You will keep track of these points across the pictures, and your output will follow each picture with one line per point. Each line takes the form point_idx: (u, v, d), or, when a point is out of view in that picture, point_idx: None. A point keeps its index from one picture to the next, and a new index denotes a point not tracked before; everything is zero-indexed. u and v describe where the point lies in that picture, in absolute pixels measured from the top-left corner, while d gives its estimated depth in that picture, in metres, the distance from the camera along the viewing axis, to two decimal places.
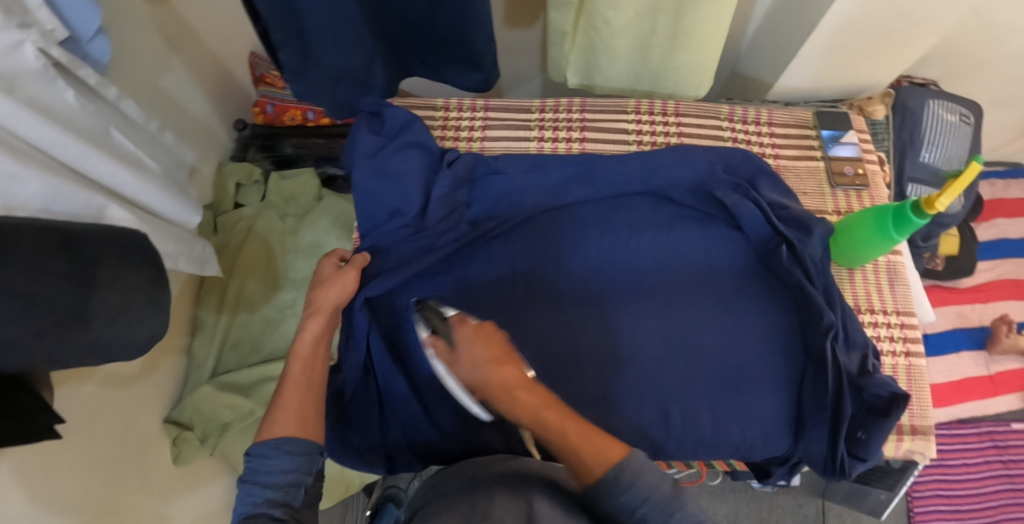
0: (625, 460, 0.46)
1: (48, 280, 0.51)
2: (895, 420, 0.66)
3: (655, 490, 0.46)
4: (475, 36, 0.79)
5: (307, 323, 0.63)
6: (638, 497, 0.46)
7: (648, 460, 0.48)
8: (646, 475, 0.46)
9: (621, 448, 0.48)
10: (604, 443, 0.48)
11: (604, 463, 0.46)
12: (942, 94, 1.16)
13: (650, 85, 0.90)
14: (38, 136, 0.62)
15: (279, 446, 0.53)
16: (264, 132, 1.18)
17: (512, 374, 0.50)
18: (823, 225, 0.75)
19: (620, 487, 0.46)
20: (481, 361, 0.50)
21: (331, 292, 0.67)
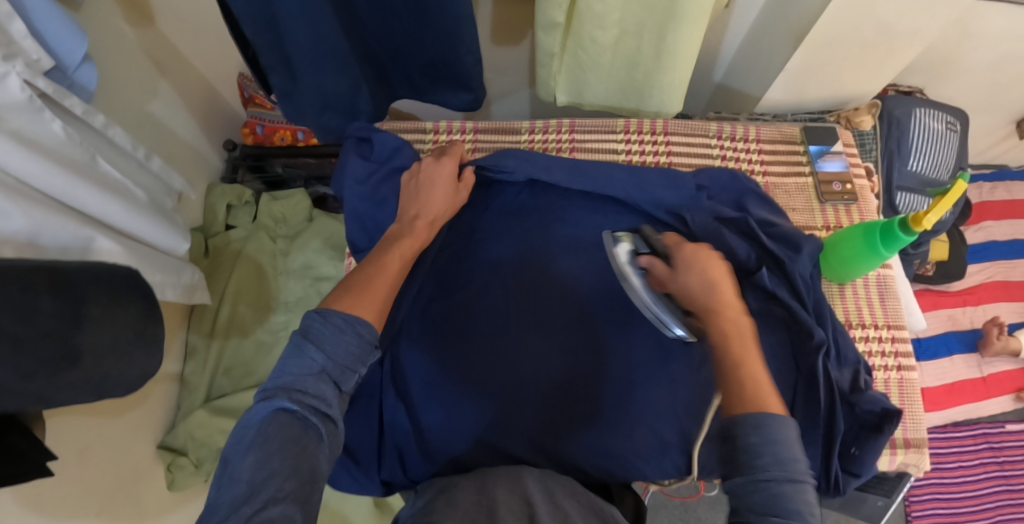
0: (776, 415, 0.44)
1: (36, 321, 0.50)
2: (888, 436, 0.67)
3: (786, 456, 0.43)
4: (462, 57, 0.79)
5: (416, 232, 0.71)
6: (764, 443, 0.43)
7: (799, 440, 0.44)
8: (789, 439, 0.43)
9: (779, 408, 0.45)
10: (758, 395, 0.46)
11: (755, 408, 0.46)
12: (928, 102, 1.17)
13: (636, 103, 0.90)
14: (25, 169, 0.61)
15: (352, 324, 0.53)
16: (253, 152, 1.17)
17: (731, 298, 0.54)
18: (811, 242, 0.77)
19: (755, 427, 0.44)
20: (697, 282, 0.56)
21: (435, 207, 0.74)
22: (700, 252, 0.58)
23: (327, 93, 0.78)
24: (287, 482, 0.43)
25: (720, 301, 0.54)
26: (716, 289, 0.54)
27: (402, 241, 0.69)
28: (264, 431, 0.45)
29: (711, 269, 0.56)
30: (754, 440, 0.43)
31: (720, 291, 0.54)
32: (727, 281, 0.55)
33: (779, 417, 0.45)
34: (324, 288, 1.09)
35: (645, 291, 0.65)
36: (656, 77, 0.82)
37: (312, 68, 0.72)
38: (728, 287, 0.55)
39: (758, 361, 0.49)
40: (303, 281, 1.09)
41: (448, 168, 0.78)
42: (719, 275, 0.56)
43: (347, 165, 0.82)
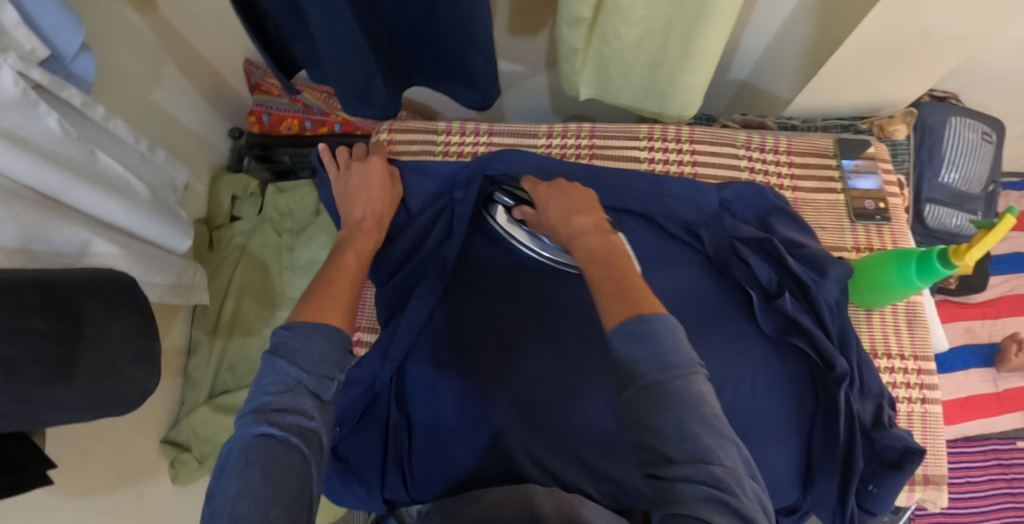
0: (651, 313, 0.45)
1: (30, 342, 0.48)
2: (908, 474, 0.64)
3: (668, 352, 0.43)
4: (474, 56, 0.74)
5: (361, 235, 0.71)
6: (643, 348, 0.44)
7: (683, 334, 0.45)
8: (668, 335, 0.44)
9: (661, 308, 0.47)
10: (640, 300, 0.48)
11: (631, 311, 0.47)
12: (964, 110, 1.12)
13: (658, 105, 0.85)
14: (15, 169, 0.57)
15: (320, 331, 0.49)
16: (259, 141, 1.15)
17: (589, 221, 0.60)
18: (841, 267, 0.71)
19: (630, 332, 0.45)
20: (565, 212, 0.62)
21: (376, 205, 0.77)
22: (563, 193, 0.65)
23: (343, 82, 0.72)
24: (271, 510, 0.39)
25: (580, 226, 0.60)
26: (574, 218, 0.61)
27: (355, 240, 0.70)
28: (245, 457, 0.42)
29: (569, 199, 0.64)
30: (627, 348, 0.44)
31: (577, 219, 0.61)
32: (584, 211, 0.62)
33: (657, 314, 0.46)
34: None
35: (531, 240, 0.75)
36: (678, 80, 0.77)
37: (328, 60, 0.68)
38: (586, 213, 0.61)
39: (633, 271, 0.53)
40: (308, 277, 1.06)
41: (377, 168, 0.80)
42: (578, 205, 0.63)
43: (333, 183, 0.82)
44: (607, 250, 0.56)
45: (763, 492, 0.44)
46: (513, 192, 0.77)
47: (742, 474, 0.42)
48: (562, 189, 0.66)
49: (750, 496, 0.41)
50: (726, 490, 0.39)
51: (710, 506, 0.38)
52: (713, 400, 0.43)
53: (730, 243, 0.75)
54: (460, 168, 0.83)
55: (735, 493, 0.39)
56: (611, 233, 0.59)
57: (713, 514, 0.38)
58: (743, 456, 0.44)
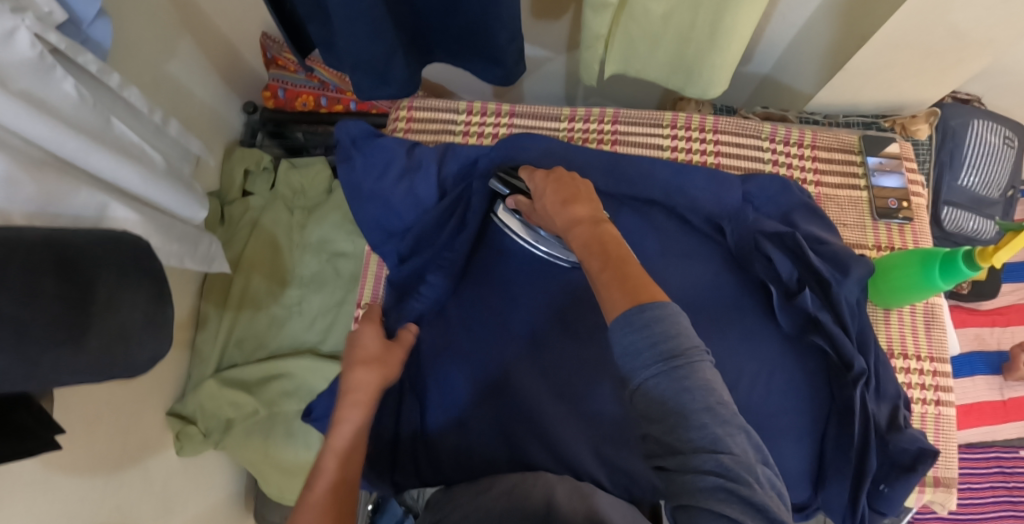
0: (650, 302, 0.43)
1: (42, 303, 0.48)
2: (920, 475, 0.63)
3: (667, 340, 0.41)
4: (497, 32, 0.73)
5: (346, 413, 0.59)
6: (642, 340, 0.42)
7: (684, 318, 0.42)
8: (665, 322, 0.41)
9: (662, 296, 0.44)
10: (639, 287, 0.45)
11: (631, 302, 0.44)
12: (988, 113, 1.10)
13: (683, 82, 0.83)
14: (34, 132, 0.57)
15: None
16: (274, 117, 1.14)
17: (581, 210, 0.55)
18: (862, 265, 0.70)
19: (628, 324, 0.42)
20: (555, 201, 0.58)
21: (370, 373, 0.63)
22: (557, 179, 0.60)
23: (361, 56, 0.70)
24: None
25: (576, 214, 0.55)
26: (567, 206, 0.56)
27: (334, 435, 0.57)
28: None
29: (560, 188, 0.59)
30: (622, 338, 0.43)
31: (574, 207, 0.56)
32: (580, 199, 0.57)
33: (658, 302, 0.43)
34: (339, 264, 1.06)
35: (524, 231, 0.73)
36: (705, 58, 0.75)
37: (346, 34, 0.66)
38: (581, 201, 0.56)
39: (633, 261, 0.49)
40: (318, 256, 1.06)
41: (376, 331, 0.69)
42: (573, 192, 0.58)
43: (354, 167, 0.79)
44: (602, 239, 0.51)
45: (777, 476, 0.42)
46: (508, 179, 0.72)
47: (754, 462, 0.40)
48: (557, 175, 0.61)
49: (762, 483, 0.39)
50: (736, 481, 0.38)
51: (718, 497, 0.38)
52: (718, 388, 0.40)
53: (753, 237, 0.74)
54: (482, 153, 0.80)
55: (746, 482, 0.38)
56: (606, 221, 0.54)
57: (721, 505, 0.37)
58: (754, 441, 0.42)
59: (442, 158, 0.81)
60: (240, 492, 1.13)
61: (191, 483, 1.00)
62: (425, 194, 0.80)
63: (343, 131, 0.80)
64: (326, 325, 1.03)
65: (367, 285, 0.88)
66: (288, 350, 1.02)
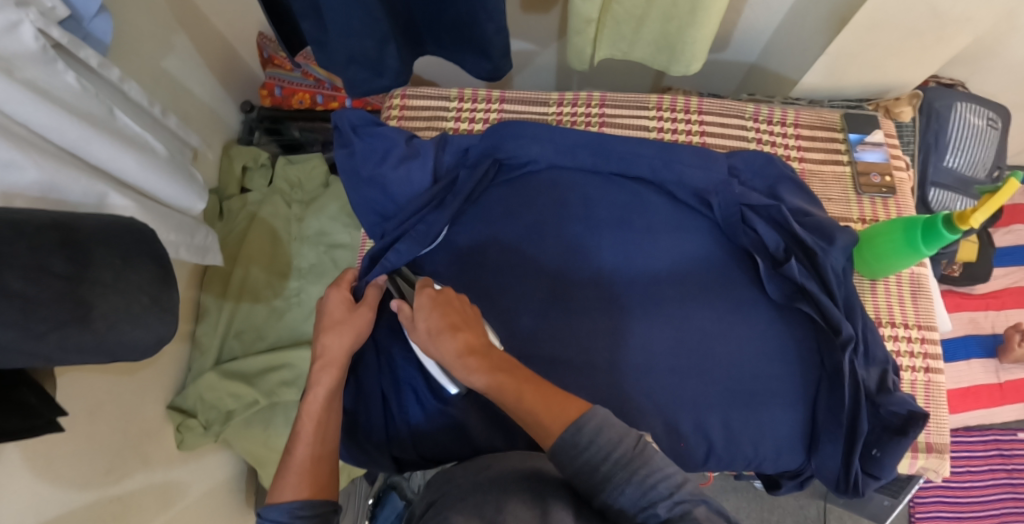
0: (583, 416, 0.47)
1: (47, 281, 0.49)
2: (911, 439, 0.65)
3: (615, 448, 0.45)
4: (485, 23, 0.75)
5: (320, 378, 0.62)
6: (600, 452, 0.45)
7: (614, 419, 0.48)
8: (606, 428, 0.46)
9: (582, 403, 0.49)
10: (560, 402, 0.50)
11: (561, 423, 0.48)
12: (970, 96, 1.12)
13: (667, 60, 0.86)
14: (36, 120, 0.59)
15: (294, 509, 0.53)
16: (270, 114, 1.18)
17: (468, 338, 0.55)
18: (847, 235, 0.72)
19: (578, 444, 0.46)
20: (436, 327, 0.56)
21: (341, 338, 0.63)
22: (440, 301, 0.58)
23: (354, 48, 0.72)
24: None
25: (461, 344, 0.54)
26: (454, 337, 0.55)
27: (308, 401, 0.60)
28: None
29: (445, 314, 0.57)
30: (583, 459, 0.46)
31: (460, 335, 0.55)
32: (459, 326, 0.56)
33: (586, 411, 0.48)
34: (337, 255, 1.07)
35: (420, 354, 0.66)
36: (685, 33, 0.78)
37: (343, 27, 0.68)
38: (459, 330, 0.56)
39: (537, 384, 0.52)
40: (316, 248, 1.08)
41: (339, 294, 0.66)
42: (457, 320, 0.57)
43: (354, 154, 0.78)
44: (505, 371, 0.53)
45: None
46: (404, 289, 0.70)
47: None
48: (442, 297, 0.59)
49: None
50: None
51: None
52: (669, 468, 0.45)
53: (738, 210, 0.76)
54: (473, 142, 0.82)
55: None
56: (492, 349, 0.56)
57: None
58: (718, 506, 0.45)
59: (437, 147, 0.82)
60: (241, 485, 1.14)
61: (193, 476, 1.00)
62: (420, 180, 0.79)
63: (342, 118, 0.79)
64: None
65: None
66: (287, 341, 1.03)
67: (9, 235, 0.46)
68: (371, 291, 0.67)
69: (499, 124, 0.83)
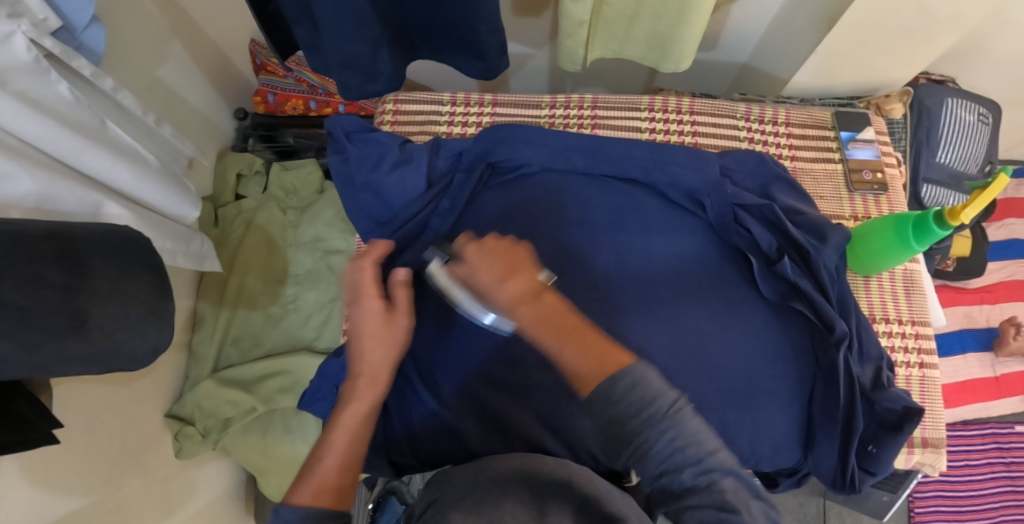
0: (623, 370, 0.45)
1: (44, 293, 0.49)
2: (906, 434, 0.66)
3: (650, 404, 0.44)
4: (478, 27, 0.75)
5: (359, 392, 0.54)
6: (632, 406, 0.44)
7: (655, 375, 0.45)
8: (646, 385, 0.44)
9: (627, 356, 0.46)
10: (604, 355, 0.46)
11: (602, 376, 0.45)
12: (961, 92, 1.13)
13: (658, 59, 0.87)
14: (30, 132, 0.59)
15: (310, 516, 0.46)
16: (264, 121, 1.17)
17: (520, 286, 0.50)
18: (840, 233, 0.73)
19: (613, 395, 0.44)
20: (490, 275, 0.51)
21: (378, 350, 0.55)
22: (488, 249, 0.53)
23: (349, 53, 0.72)
24: None
25: (513, 292, 0.50)
26: (504, 282, 0.51)
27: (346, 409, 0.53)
28: None
29: (496, 260, 0.52)
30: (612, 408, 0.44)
31: (511, 282, 0.50)
32: (512, 271, 0.51)
33: (627, 366, 0.45)
34: (333, 261, 1.07)
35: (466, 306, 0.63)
36: (677, 32, 0.79)
37: (336, 33, 0.68)
38: (515, 275, 0.51)
39: (586, 334, 0.48)
40: (312, 254, 1.08)
41: (377, 301, 0.56)
42: (509, 264, 0.52)
43: (348, 160, 0.79)
44: (556, 320, 0.49)
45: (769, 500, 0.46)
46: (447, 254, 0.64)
47: (744, 495, 0.44)
48: (488, 245, 0.53)
49: (755, 510, 0.44)
50: (730, 509, 0.43)
51: None
52: (701, 435, 0.44)
53: (731, 210, 0.77)
54: (467, 146, 0.82)
55: (739, 512, 0.42)
56: (548, 292, 0.51)
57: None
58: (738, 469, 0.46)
59: (432, 152, 0.82)
60: (240, 493, 1.14)
61: (191, 484, 1.00)
62: (415, 184, 0.79)
63: (335, 125, 0.80)
64: (322, 321, 1.04)
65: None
66: (284, 348, 1.03)
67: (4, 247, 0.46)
68: (405, 294, 0.58)
69: (494, 128, 0.84)
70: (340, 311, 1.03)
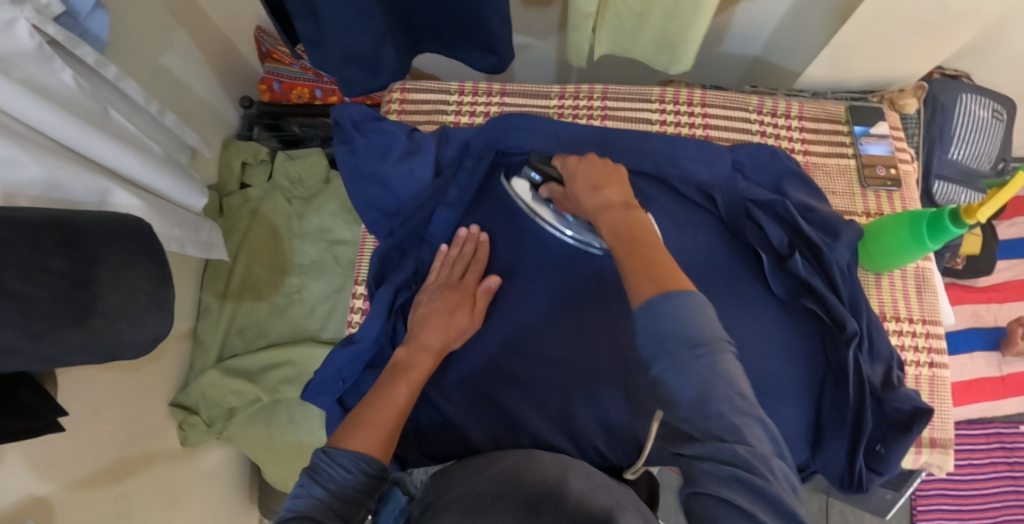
0: (677, 290, 0.43)
1: (45, 280, 0.48)
2: (915, 435, 0.65)
3: (693, 328, 0.40)
4: (491, 17, 0.74)
5: (419, 359, 0.63)
6: (671, 327, 0.41)
7: (709, 310, 0.42)
8: (695, 309, 0.41)
9: (687, 283, 0.44)
10: (665, 275, 0.45)
11: (657, 287, 0.44)
12: (975, 88, 1.11)
13: (666, 58, 0.85)
14: (37, 118, 0.58)
15: (358, 463, 0.49)
16: (270, 110, 1.16)
17: (612, 196, 0.55)
18: (853, 230, 0.72)
19: (656, 310, 0.42)
20: (589, 182, 0.58)
21: (439, 331, 0.66)
22: (589, 164, 0.60)
23: (353, 46, 0.70)
24: None
25: (604, 203, 0.55)
26: (599, 192, 0.56)
27: (409, 371, 0.61)
28: None
29: (596, 172, 0.58)
30: (650, 321, 0.42)
31: (604, 191, 0.56)
32: (610, 184, 0.57)
33: (683, 290, 0.43)
34: (338, 252, 1.07)
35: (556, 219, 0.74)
36: (685, 27, 0.77)
37: (341, 28, 0.66)
38: (612, 187, 0.56)
39: (660, 250, 0.49)
40: (318, 244, 1.07)
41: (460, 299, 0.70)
42: (604, 178, 0.57)
43: (355, 150, 0.78)
44: (631, 228, 0.51)
45: (794, 474, 0.41)
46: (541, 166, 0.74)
47: (769, 455, 0.39)
48: (592, 162, 0.60)
49: (779, 476, 0.38)
50: (751, 470, 0.37)
51: (732, 486, 0.37)
52: (737, 379, 0.40)
53: (743, 206, 0.76)
54: (473, 135, 0.81)
55: (762, 474, 0.37)
56: (638, 209, 0.54)
57: (736, 496, 0.36)
58: (770, 433, 0.41)
59: (439, 141, 0.81)
60: (244, 482, 1.14)
61: (195, 472, 1.00)
62: (423, 175, 0.78)
63: (341, 111, 0.78)
64: (327, 312, 1.03)
65: (365, 263, 0.85)
66: (289, 338, 1.02)
67: (9, 235, 0.45)
68: (483, 295, 0.72)
69: (504, 117, 0.82)
70: (345, 302, 1.02)
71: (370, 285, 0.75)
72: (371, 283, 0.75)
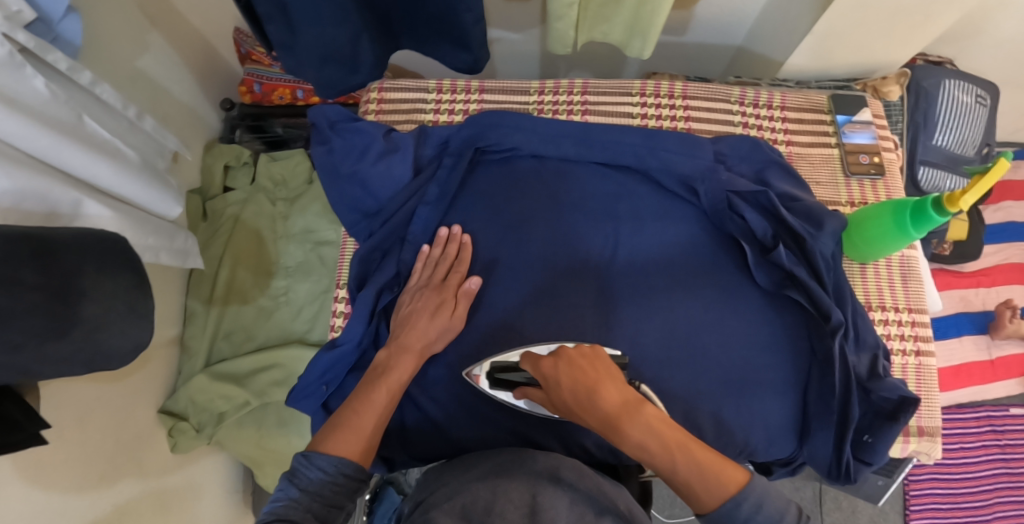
0: (746, 491, 0.48)
1: (21, 293, 0.47)
2: (903, 424, 0.65)
3: (776, 519, 0.48)
4: (463, 16, 0.73)
5: (399, 362, 0.62)
6: (761, 522, 0.48)
7: (771, 487, 0.49)
8: (769, 502, 0.48)
9: (741, 473, 0.49)
10: (719, 473, 0.49)
11: (720, 493, 0.48)
12: (958, 73, 1.11)
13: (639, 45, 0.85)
14: (4, 128, 0.56)
15: (337, 464, 0.49)
16: (251, 111, 1.15)
17: (617, 398, 0.50)
18: (836, 219, 0.72)
19: (736, 516, 0.48)
20: (584, 390, 0.51)
21: (421, 333, 0.66)
22: (568, 363, 0.53)
23: (328, 45, 0.69)
24: None
25: (608, 412, 0.49)
26: (601, 398, 0.50)
27: (388, 374, 0.60)
28: None
29: (580, 374, 0.52)
30: (738, 519, 0.48)
31: (602, 398, 0.50)
32: (600, 384, 0.51)
33: (748, 489, 0.48)
34: (324, 253, 1.06)
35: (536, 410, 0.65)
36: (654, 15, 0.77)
37: (316, 29, 0.65)
38: (606, 388, 0.50)
39: (693, 442, 0.50)
40: (303, 245, 1.06)
41: (438, 300, 0.69)
42: (590, 378, 0.51)
43: (333, 151, 0.78)
44: (653, 434, 0.49)
45: None
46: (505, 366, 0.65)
47: None
48: (562, 360, 0.53)
49: None
50: None
51: None
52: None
53: (725, 197, 0.75)
54: (453, 133, 0.80)
55: None
56: (642, 402, 0.50)
57: None
58: None
59: (418, 140, 0.81)
60: (238, 486, 1.13)
61: (188, 480, 1.00)
62: (402, 174, 0.78)
63: (317, 109, 0.79)
64: (314, 314, 1.03)
65: (347, 264, 0.84)
66: (276, 341, 1.02)
67: None
68: (464, 301, 0.70)
69: (482, 114, 0.81)
70: (331, 304, 1.02)
71: (352, 288, 0.75)
72: (352, 286, 0.75)
